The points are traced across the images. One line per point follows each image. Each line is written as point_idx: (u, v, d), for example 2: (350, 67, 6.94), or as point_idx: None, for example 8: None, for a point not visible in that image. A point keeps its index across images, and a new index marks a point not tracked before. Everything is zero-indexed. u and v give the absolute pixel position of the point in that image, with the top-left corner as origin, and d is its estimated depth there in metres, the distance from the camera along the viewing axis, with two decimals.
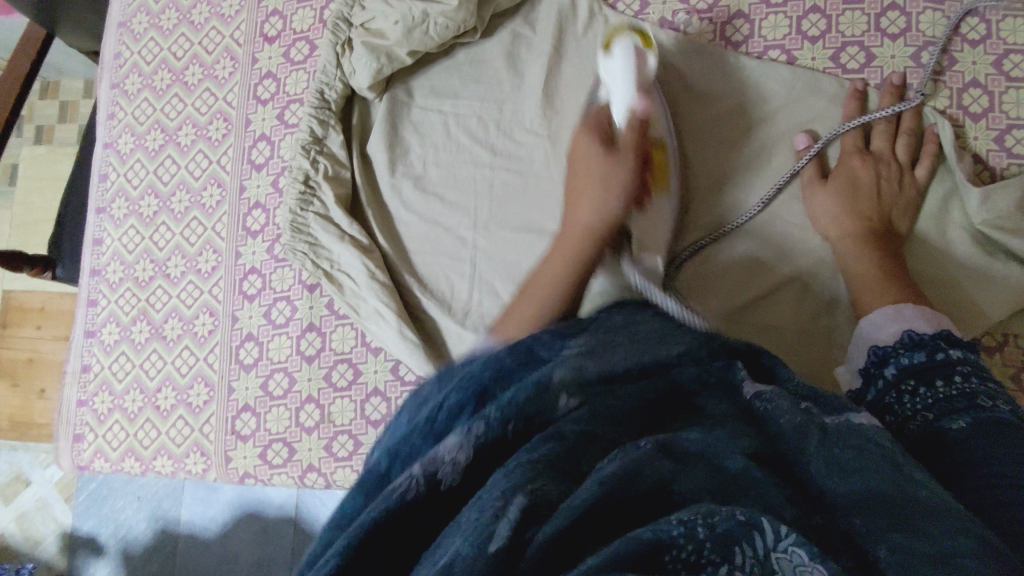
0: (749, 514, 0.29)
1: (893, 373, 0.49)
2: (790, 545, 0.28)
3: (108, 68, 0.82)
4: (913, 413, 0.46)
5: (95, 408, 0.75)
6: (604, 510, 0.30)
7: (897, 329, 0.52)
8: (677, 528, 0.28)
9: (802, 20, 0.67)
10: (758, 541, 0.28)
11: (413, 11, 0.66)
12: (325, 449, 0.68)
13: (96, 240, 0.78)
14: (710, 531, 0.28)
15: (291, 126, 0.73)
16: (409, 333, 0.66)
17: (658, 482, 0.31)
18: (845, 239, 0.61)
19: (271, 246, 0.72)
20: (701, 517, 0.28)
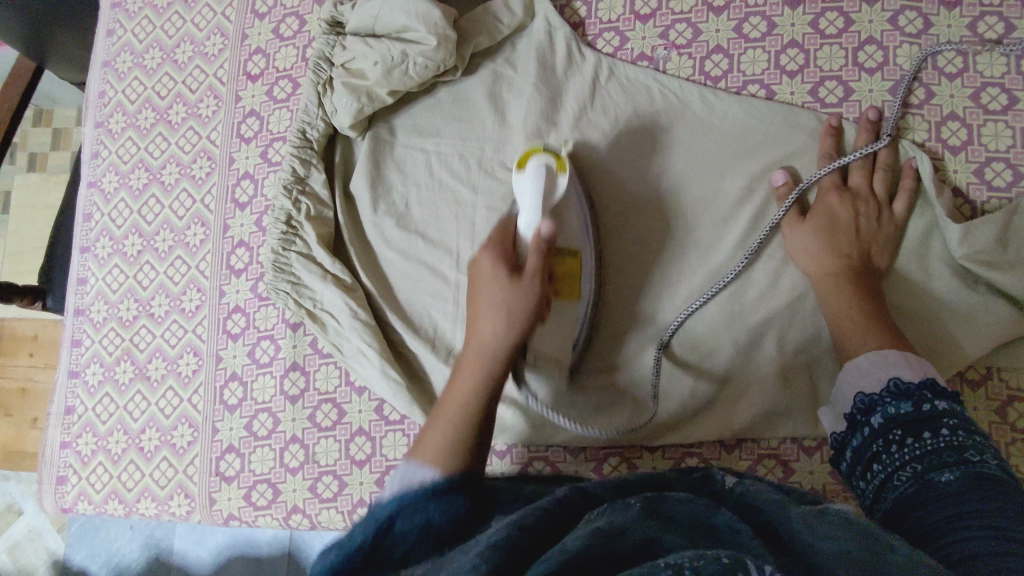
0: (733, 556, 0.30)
1: (879, 422, 0.49)
2: None
3: (93, 107, 0.82)
4: (897, 466, 0.46)
5: (79, 450, 0.74)
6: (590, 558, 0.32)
7: (880, 375, 0.52)
8: (667, 569, 0.29)
9: (780, 55, 0.67)
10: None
11: (391, 51, 0.66)
12: (310, 490, 0.68)
13: (80, 279, 0.78)
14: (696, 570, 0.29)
15: (274, 165, 0.73)
16: (392, 372, 0.66)
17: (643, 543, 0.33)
18: (825, 279, 0.60)
19: (255, 285, 0.72)
20: (686, 562, 0.30)
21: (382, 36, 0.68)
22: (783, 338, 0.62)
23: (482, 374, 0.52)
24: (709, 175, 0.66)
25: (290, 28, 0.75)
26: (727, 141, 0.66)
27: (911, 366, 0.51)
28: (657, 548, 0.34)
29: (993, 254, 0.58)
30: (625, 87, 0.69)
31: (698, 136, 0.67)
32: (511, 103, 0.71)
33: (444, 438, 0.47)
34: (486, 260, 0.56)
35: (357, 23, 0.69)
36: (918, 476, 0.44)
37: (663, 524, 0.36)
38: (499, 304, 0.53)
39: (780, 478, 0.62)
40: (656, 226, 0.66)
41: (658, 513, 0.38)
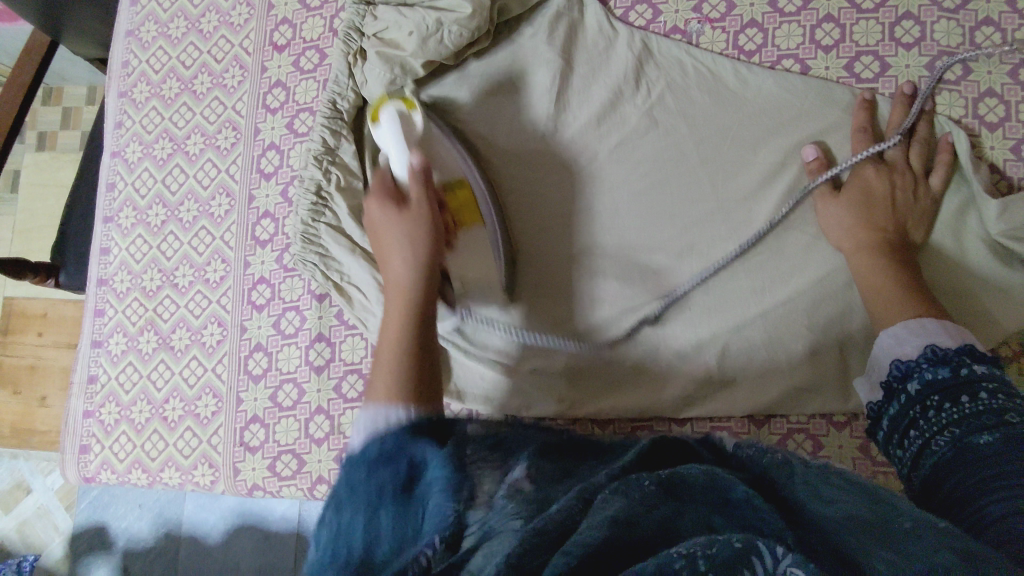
0: (746, 540, 0.30)
1: (916, 388, 0.49)
2: (789, 566, 0.29)
3: (115, 77, 0.81)
4: (934, 430, 0.46)
5: (102, 419, 0.74)
6: (608, 552, 0.32)
7: (919, 343, 0.52)
8: (677, 559, 0.30)
9: (815, 29, 0.67)
10: (757, 566, 0.29)
11: (426, 20, 0.66)
12: (335, 461, 0.68)
13: (104, 249, 0.78)
14: (710, 562, 0.29)
15: (301, 135, 0.73)
16: None
17: (658, 525, 0.33)
18: (871, 257, 0.59)
19: (280, 257, 0.72)
20: (700, 550, 0.30)
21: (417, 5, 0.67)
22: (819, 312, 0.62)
23: (403, 297, 0.55)
24: (735, 151, 0.66)
25: None
26: (759, 117, 0.66)
27: (947, 332, 0.51)
28: (673, 536, 0.33)
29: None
30: (659, 61, 0.69)
31: (729, 111, 0.66)
32: (542, 75, 0.70)
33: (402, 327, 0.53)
34: (375, 207, 0.59)
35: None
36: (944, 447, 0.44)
37: (674, 496, 0.35)
38: (399, 235, 0.57)
39: (809, 452, 0.62)
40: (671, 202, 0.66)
41: (674, 485, 0.36)
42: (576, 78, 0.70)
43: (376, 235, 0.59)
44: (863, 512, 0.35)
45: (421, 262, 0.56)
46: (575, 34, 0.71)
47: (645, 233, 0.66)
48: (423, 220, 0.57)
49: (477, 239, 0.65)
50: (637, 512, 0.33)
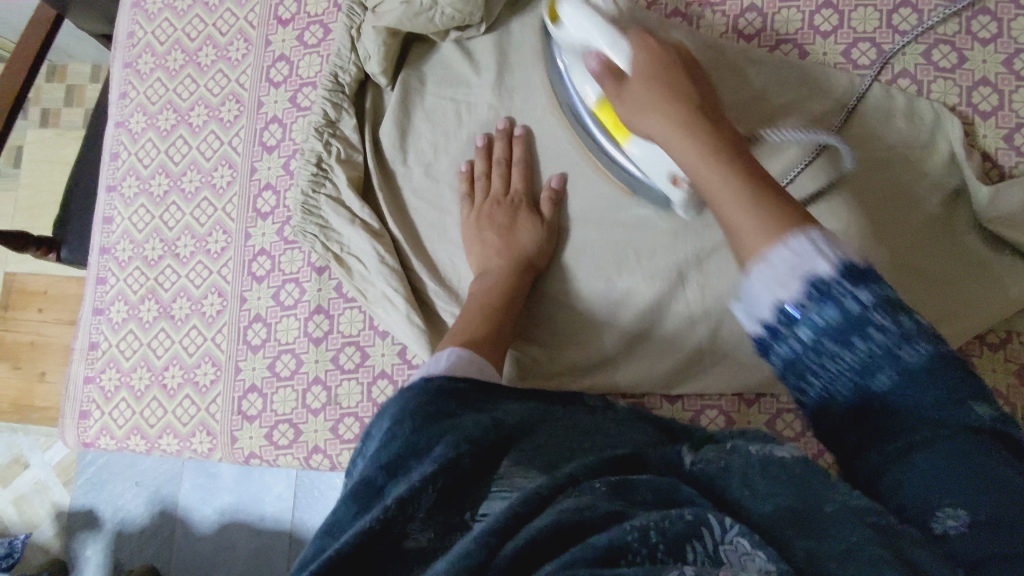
0: (697, 514, 0.33)
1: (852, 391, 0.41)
2: (735, 535, 0.32)
3: (121, 48, 0.82)
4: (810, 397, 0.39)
5: (102, 385, 0.75)
6: (559, 534, 0.33)
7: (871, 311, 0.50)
8: (633, 534, 0.32)
9: (814, 15, 0.67)
10: (706, 539, 0.32)
11: None
12: (331, 431, 0.69)
13: (106, 218, 0.79)
14: (663, 536, 0.32)
15: (303, 109, 0.74)
16: (417, 319, 0.66)
17: (612, 511, 0.34)
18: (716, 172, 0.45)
19: (281, 228, 0.73)
20: (655, 523, 0.32)
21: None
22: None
23: (515, 231, 0.66)
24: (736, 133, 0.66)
25: None
26: (759, 98, 0.66)
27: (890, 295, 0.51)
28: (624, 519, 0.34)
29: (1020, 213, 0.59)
30: None
31: (730, 93, 0.67)
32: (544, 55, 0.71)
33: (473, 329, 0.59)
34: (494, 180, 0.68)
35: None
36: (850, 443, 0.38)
37: (626, 495, 0.36)
38: (510, 211, 0.67)
39: (800, 431, 0.63)
40: None
41: (625, 489, 0.36)
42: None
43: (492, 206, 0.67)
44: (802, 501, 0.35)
45: (533, 231, 0.66)
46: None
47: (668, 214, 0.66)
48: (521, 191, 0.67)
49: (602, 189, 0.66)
50: (594, 500, 0.35)
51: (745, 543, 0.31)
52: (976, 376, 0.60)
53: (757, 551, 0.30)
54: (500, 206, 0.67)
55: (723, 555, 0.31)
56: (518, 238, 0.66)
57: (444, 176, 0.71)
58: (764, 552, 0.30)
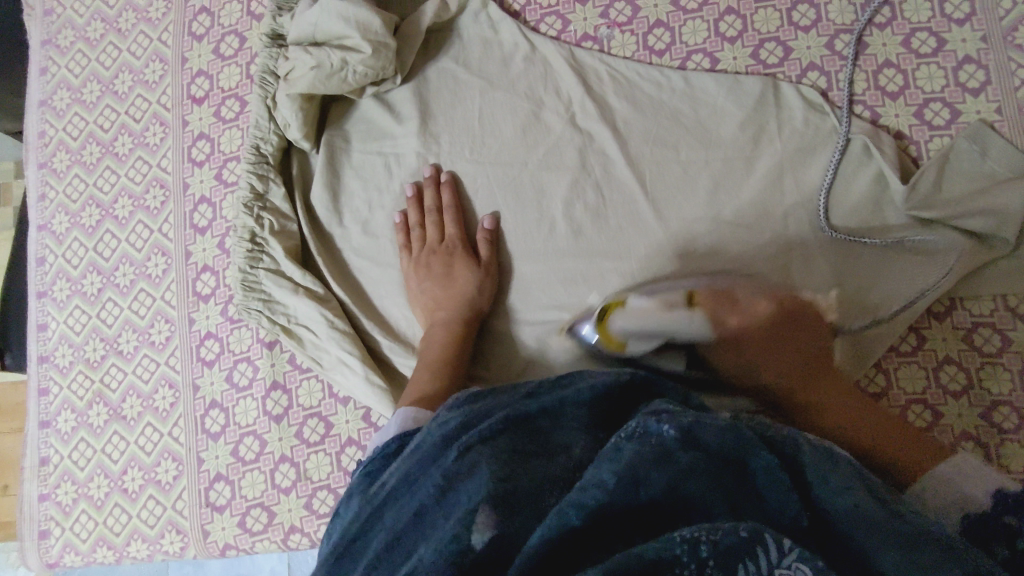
0: (751, 528, 0.30)
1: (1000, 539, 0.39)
2: (793, 562, 0.29)
3: (33, 149, 0.79)
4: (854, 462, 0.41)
5: (59, 500, 0.71)
6: (608, 520, 0.32)
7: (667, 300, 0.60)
8: (683, 547, 0.29)
9: (718, 22, 0.70)
10: (762, 555, 0.29)
11: (331, 58, 0.65)
12: (305, 507, 0.67)
13: (41, 325, 0.75)
14: (712, 548, 0.29)
15: (230, 185, 0.72)
16: (376, 379, 0.65)
17: (667, 489, 0.33)
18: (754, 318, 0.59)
19: (224, 308, 0.71)
20: (704, 534, 0.30)
21: (325, 37, 0.67)
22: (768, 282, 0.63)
23: (457, 276, 0.66)
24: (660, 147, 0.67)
25: (231, 47, 0.74)
26: (674, 111, 0.68)
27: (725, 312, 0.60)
28: (682, 510, 0.33)
29: (931, 197, 0.61)
30: (574, 68, 0.70)
31: (647, 111, 0.68)
32: (464, 97, 0.71)
33: (430, 387, 0.59)
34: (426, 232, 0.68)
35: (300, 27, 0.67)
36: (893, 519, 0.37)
37: (702, 453, 0.35)
38: (446, 265, 0.67)
39: None
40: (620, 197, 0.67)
41: (698, 441, 0.35)
42: (496, 91, 0.71)
43: (425, 265, 0.67)
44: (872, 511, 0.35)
45: (475, 274, 0.66)
46: (484, 51, 0.72)
47: (610, 238, 0.66)
48: (454, 236, 0.68)
49: (538, 232, 0.68)
50: (637, 478, 0.33)
51: (804, 571, 0.29)
52: (928, 349, 0.62)
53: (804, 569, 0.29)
54: (442, 251, 0.67)
55: None
56: (461, 289, 0.66)
57: (382, 231, 0.70)
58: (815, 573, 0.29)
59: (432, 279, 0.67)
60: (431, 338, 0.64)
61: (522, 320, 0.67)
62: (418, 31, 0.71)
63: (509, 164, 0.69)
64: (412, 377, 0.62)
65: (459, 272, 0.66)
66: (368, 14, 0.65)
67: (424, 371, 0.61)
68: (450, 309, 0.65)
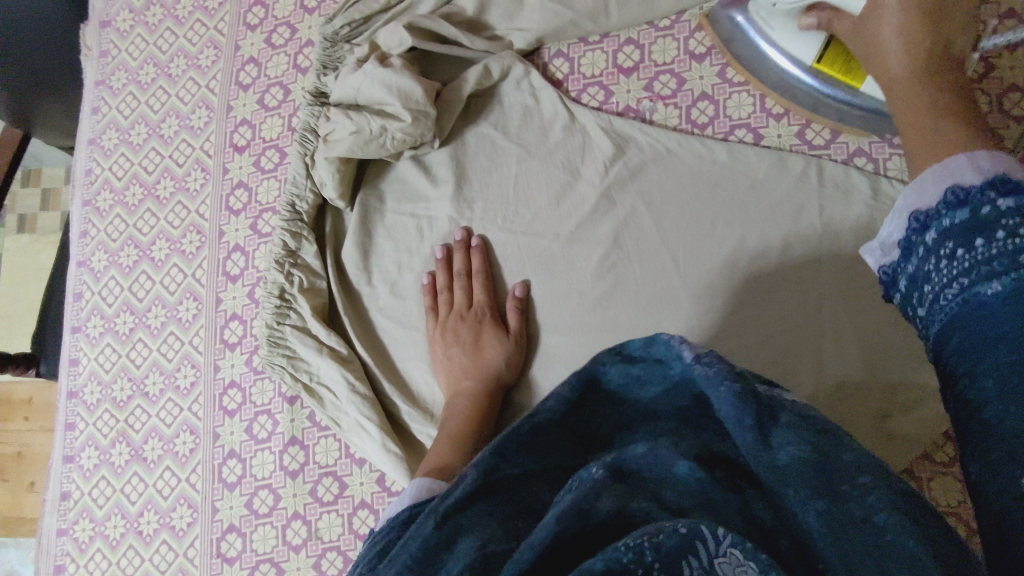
0: (689, 525, 0.29)
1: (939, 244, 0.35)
2: (728, 549, 0.28)
3: (80, 185, 0.81)
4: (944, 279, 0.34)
5: (77, 537, 0.72)
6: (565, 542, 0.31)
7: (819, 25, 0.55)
8: (627, 553, 0.28)
9: (764, 98, 0.67)
10: (701, 553, 0.28)
11: (370, 125, 0.66)
12: (314, 567, 0.66)
13: (73, 360, 0.77)
14: (655, 552, 0.28)
15: (264, 235, 0.73)
16: (393, 446, 0.64)
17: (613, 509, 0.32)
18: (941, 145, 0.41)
19: (249, 358, 0.71)
20: (646, 540, 0.28)
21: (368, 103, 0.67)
22: (779, 359, 0.61)
23: (483, 343, 0.66)
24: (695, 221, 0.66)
25: (275, 98, 0.75)
26: (713, 189, 0.66)
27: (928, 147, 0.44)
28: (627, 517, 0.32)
29: None
30: (614, 140, 0.69)
31: (686, 185, 0.67)
32: (500, 164, 0.71)
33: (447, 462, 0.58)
34: (455, 294, 0.68)
35: (344, 91, 0.68)
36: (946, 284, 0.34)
37: (626, 482, 0.33)
38: (470, 332, 0.66)
39: None
40: (654, 271, 0.65)
41: (622, 470, 0.34)
42: (533, 160, 0.70)
43: (451, 328, 0.67)
44: (813, 457, 0.30)
45: (499, 343, 0.66)
46: (523, 117, 0.72)
47: (639, 313, 0.65)
48: (481, 302, 0.68)
49: (567, 301, 0.67)
50: (590, 501, 0.32)
51: (737, 556, 0.27)
52: None
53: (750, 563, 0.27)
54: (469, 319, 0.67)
55: (718, 571, 0.28)
56: (486, 357, 0.65)
57: (409, 293, 0.70)
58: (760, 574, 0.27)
59: (458, 347, 0.66)
60: (453, 408, 0.63)
61: (544, 394, 0.66)
62: (461, 98, 0.71)
63: (543, 234, 0.69)
64: (432, 448, 0.61)
65: (487, 341, 0.66)
66: (411, 83, 0.65)
67: (443, 444, 0.60)
68: (474, 379, 0.64)
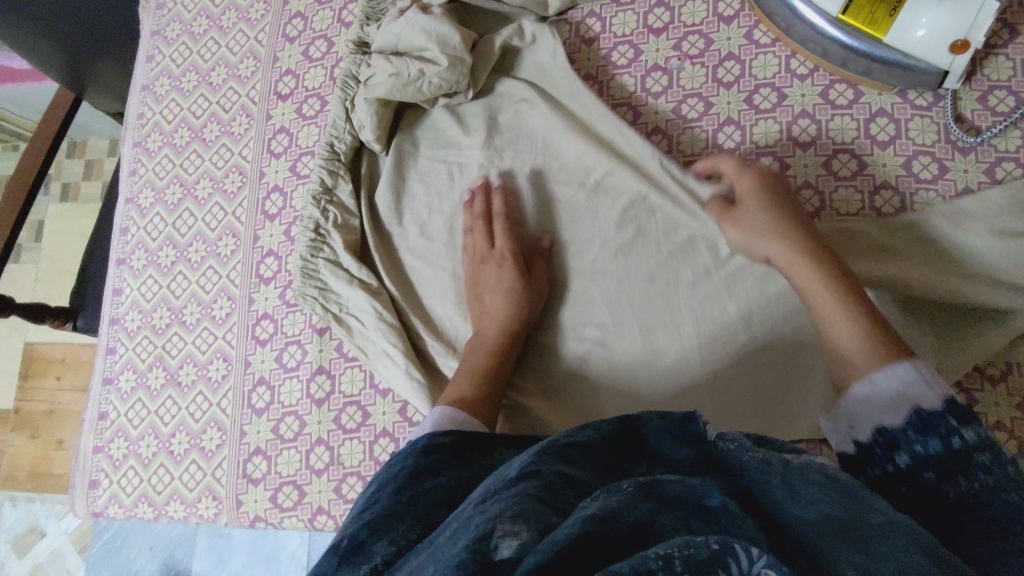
0: (723, 542, 0.31)
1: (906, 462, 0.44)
2: (762, 567, 0.30)
3: (132, 128, 0.86)
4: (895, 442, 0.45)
5: (111, 454, 0.76)
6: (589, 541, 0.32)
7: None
8: (654, 559, 0.29)
9: (790, 58, 0.71)
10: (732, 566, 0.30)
11: (408, 68, 0.69)
12: (334, 491, 0.69)
13: (117, 290, 0.81)
14: (685, 561, 0.29)
15: (302, 177, 0.77)
16: (416, 373, 0.67)
17: (637, 521, 0.33)
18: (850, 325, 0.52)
19: (283, 292, 0.75)
20: (676, 551, 0.30)
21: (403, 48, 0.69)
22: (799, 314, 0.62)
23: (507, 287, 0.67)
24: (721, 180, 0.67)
25: (319, 50, 0.79)
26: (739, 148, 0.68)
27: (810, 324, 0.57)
28: (650, 529, 0.33)
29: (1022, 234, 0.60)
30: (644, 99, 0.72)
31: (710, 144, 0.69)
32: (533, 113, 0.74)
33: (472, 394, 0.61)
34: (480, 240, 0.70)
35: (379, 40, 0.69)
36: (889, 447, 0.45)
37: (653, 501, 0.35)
38: (495, 275, 0.68)
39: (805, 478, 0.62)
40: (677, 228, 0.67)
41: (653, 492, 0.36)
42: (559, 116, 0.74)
43: (479, 271, 0.69)
44: (837, 510, 0.35)
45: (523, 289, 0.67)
46: (549, 71, 0.75)
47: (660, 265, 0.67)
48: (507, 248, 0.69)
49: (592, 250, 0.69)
50: (618, 512, 0.33)
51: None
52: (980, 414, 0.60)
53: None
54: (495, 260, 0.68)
55: None
56: (509, 300, 0.66)
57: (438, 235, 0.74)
58: None
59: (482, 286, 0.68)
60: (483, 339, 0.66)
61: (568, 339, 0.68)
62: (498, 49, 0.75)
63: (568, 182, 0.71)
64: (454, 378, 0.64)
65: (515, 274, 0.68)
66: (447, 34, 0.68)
67: (465, 375, 0.63)
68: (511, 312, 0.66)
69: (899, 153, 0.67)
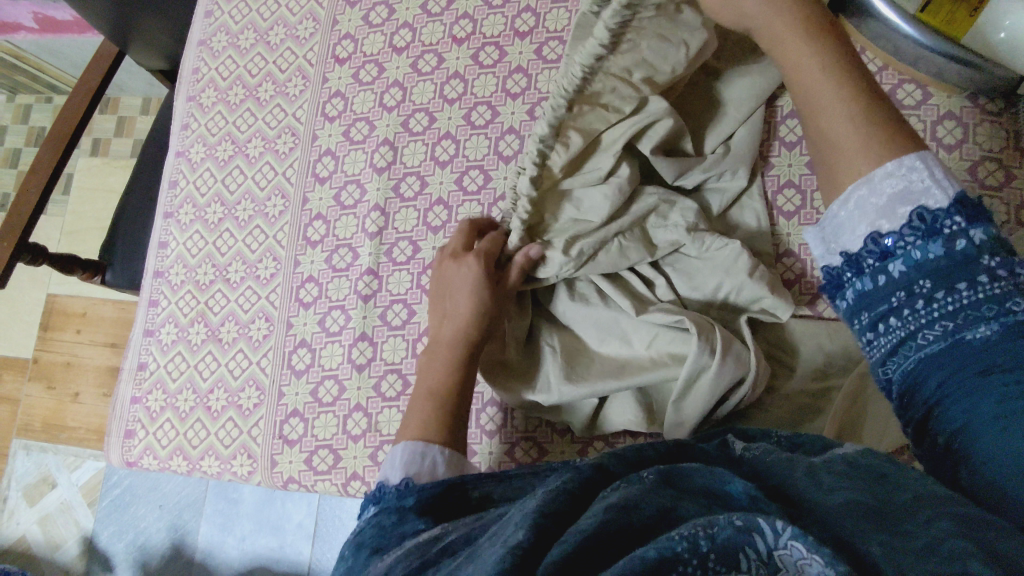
0: (745, 516, 0.30)
1: (899, 270, 0.40)
2: (789, 540, 0.28)
3: (185, 83, 0.86)
4: (920, 324, 0.39)
5: (148, 405, 0.77)
6: (610, 535, 0.30)
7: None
8: (681, 543, 0.29)
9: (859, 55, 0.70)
10: (759, 543, 0.29)
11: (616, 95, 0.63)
12: (370, 457, 0.68)
13: (162, 243, 0.82)
14: (711, 541, 0.29)
15: (356, 142, 0.77)
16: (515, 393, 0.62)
17: (660, 509, 0.32)
18: (816, 58, 0.46)
19: (330, 256, 0.75)
20: (701, 529, 0.29)
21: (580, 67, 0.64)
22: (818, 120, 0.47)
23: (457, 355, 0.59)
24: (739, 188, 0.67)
25: (380, 16, 0.79)
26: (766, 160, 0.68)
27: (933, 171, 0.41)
28: (675, 516, 0.32)
29: None
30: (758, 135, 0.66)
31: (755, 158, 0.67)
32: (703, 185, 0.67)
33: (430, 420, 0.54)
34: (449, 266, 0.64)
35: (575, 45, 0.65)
36: (912, 331, 0.39)
37: (676, 489, 0.34)
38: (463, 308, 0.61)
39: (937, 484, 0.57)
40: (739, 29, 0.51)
41: (673, 481, 0.35)
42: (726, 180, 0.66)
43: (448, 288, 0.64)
44: (865, 497, 0.33)
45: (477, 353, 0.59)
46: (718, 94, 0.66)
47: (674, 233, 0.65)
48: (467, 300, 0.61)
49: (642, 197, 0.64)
50: (637, 500, 0.32)
51: (800, 547, 0.28)
52: None
53: (814, 555, 0.28)
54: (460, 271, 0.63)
55: (778, 561, 0.29)
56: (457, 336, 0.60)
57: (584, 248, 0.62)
58: (821, 559, 0.27)
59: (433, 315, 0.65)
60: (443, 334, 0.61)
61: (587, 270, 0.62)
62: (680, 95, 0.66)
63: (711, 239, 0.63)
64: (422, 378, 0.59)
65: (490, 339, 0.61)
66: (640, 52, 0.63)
67: (427, 403, 0.56)
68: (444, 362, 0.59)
69: (965, 157, 0.66)
